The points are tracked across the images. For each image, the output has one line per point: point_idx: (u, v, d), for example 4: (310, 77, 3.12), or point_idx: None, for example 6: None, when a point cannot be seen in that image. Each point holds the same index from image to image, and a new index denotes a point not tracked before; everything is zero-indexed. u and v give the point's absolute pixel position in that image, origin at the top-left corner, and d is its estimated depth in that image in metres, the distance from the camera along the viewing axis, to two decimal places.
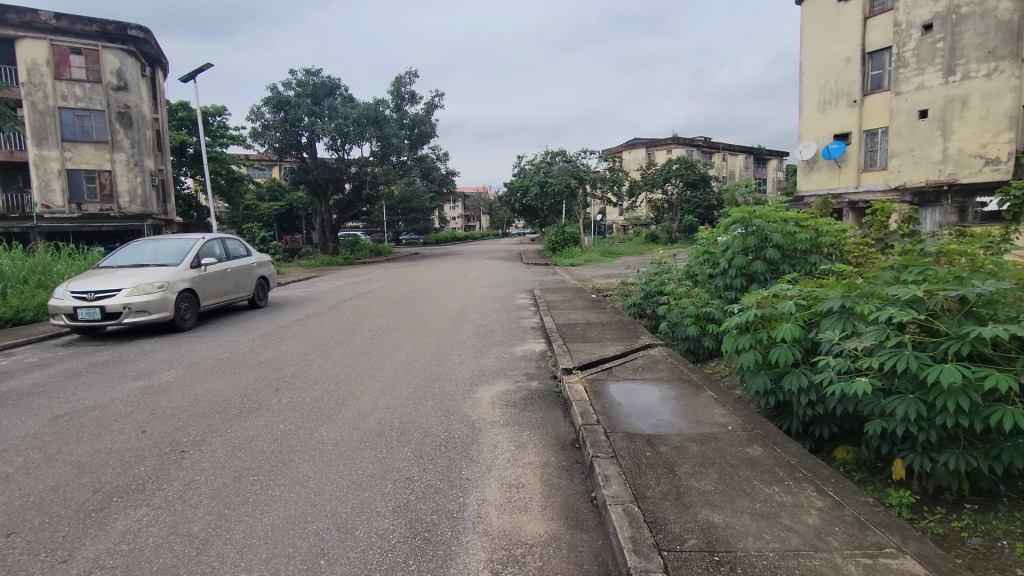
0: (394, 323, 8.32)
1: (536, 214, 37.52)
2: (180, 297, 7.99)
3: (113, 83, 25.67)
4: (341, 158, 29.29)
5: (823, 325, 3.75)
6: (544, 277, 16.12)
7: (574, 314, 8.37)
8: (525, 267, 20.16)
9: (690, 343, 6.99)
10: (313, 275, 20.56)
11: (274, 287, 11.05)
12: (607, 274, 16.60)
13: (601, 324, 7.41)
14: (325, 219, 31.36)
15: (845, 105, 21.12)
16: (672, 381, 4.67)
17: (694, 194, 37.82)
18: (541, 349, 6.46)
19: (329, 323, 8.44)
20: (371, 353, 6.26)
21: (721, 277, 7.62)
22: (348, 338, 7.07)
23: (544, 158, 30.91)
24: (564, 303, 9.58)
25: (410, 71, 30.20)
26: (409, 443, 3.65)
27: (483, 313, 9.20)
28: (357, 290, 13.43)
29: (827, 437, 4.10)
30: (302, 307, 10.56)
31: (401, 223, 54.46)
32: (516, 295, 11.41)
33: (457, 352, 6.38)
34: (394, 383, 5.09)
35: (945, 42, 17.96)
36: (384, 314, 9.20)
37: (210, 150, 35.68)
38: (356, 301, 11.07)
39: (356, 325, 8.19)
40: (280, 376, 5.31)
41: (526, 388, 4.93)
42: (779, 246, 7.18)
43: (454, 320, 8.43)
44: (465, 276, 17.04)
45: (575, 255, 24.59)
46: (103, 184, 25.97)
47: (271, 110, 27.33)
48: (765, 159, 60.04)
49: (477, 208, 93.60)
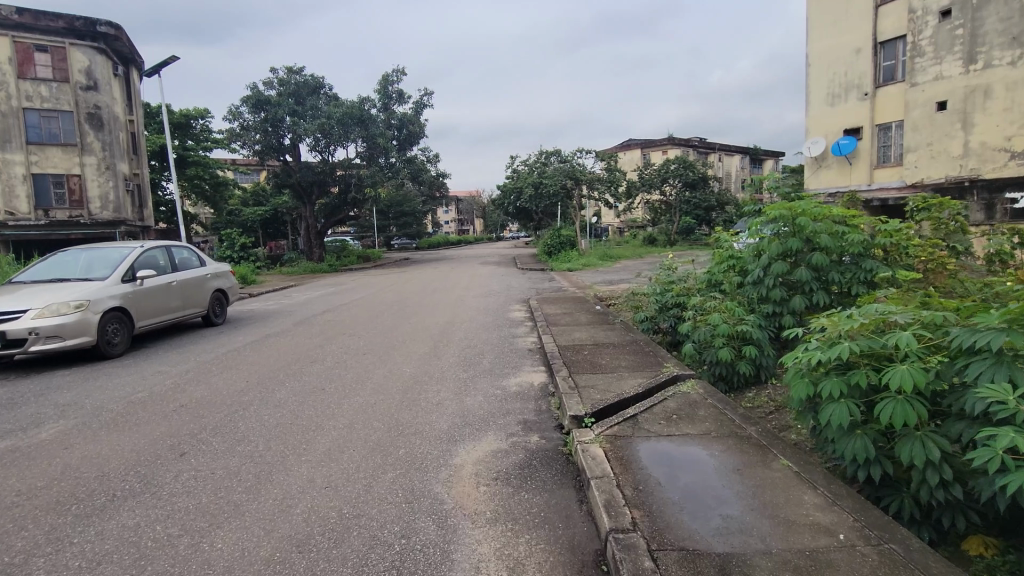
0: (366, 345, 7.02)
1: (530, 218, 36.32)
2: (105, 318, 6.67)
3: (81, 82, 24.35)
4: (326, 160, 27.93)
5: (969, 373, 2.55)
6: (539, 284, 14.87)
7: (579, 331, 7.10)
8: (518, 274, 18.93)
9: (720, 368, 5.74)
10: (293, 284, 19.27)
11: (233, 301, 9.74)
12: (609, 281, 15.34)
13: (614, 346, 6.14)
14: (311, 225, 30.06)
15: (856, 98, 20.00)
16: (724, 438, 3.39)
17: (693, 195, 36.70)
18: (541, 381, 5.19)
19: (289, 345, 7.12)
20: (326, 391, 4.95)
21: (753, 286, 6.39)
22: (305, 369, 5.75)
23: (538, 158, 29.72)
24: (565, 317, 8.33)
25: (397, 69, 29.06)
26: (345, 564, 2.36)
27: (472, 330, 7.92)
28: (335, 302, 12.13)
29: (957, 528, 2.83)
30: (266, 323, 9.26)
31: (392, 228, 53.20)
32: (510, 307, 10.15)
33: (436, 387, 5.08)
34: (346, 439, 3.79)
35: (964, 28, 16.89)
36: (356, 333, 7.89)
37: (192, 154, 34.38)
38: (328, 316, 9.76)
39: (319, 348, 6.88)
40: (196, 430, 3.99)
41: (524, 446, 3.65)
42: (827, 249, 5.94)
43: (436, 341, 7.14)
44: (455, 283, 15.80)
45: (573, 259, 23.36)
46: (71, 190, 24.66)
47: (250, 110, 26.07)
48: (760, 159, 59.25)
49: (470, 212, 92.37)
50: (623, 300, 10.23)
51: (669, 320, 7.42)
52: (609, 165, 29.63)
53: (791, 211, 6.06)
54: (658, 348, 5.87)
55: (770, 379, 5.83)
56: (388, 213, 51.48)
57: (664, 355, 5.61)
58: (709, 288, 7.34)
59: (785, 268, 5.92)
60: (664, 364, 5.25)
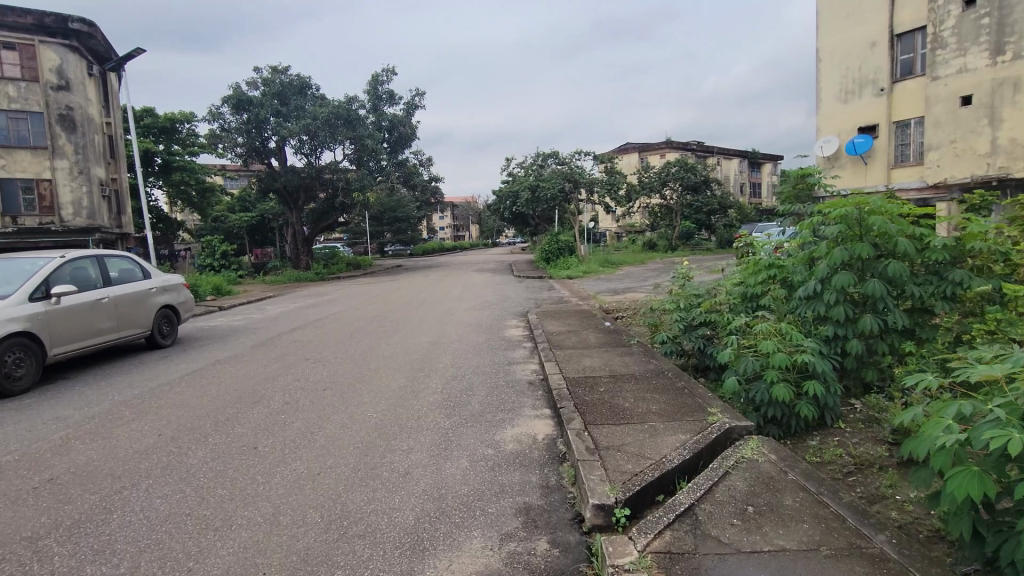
0: (331, 376, 5.73)
1: (526, 223, 35.15)
2: (3, 347, 5.40)
3: (52, 82, 23.11)
4: (312, 163, 26.67)
5: None
6: (537, 294, 13.62)
7: (590, 358, 5.82)
8: (515, 282, 17.69)
9: (772, 410, 4.52)
10: (272, 294, 17.96)
11: (184, 318, 8.45)
12: (614, 291, 14.08)
13: (636, 380, 4.90)
14: (298, 232, 28.73)
15: (870, 94, 18.83)
16: (844, 563, 2.14)
17: (694, 199, 35.65)
18: (547, 434, 3.95)
19: (238, 377, 5.82)
20: (256, 455, 3.66)
21: (804, 301, 5.19)
22: (241, 416, 4.45)
23: (534, 160, 28.60)
24: (571, 337, 7.08)
25: (388, 68, 27.96)
26: None
27: (461, 354, 6.65)
28: (309, 317, 10.85)
29: None
30: (221, 346, 7.95)
31: (386, 234, 51.96)
32: (505, 323, 8.90)
33: (406, 444, 3.80)
34: (256, 555, 2.49)
35: (990, 17, 15.82)
36: (322, 358, 6.59)
37: (177, 159, 33.31)
38: (296, 335, 8.49)
39: (271, 381, 5.61)
40: (40, 533, 2.69)
41: (527, 564, 2.38)
42: (903, 256, 4.74)
43: (416, 371, 5.86)
44: (446, 294, 14.56)
45: (572, 266, 22.16)
46: (41, 195, 23.32)
47: (231, 111, 24.84)
48: (758, 163, 58.56)
49: (466, 218, 91.26)
50: (636, 315, 8.99)
51: (696, 343, 6.19)
52: (609, 169, 28.51)
53: (857, 208, 4.87)
54: (694, 382, 4.64)
55: (837, 423, 4.59)
56: (381, 219, 50.26)
57: (706, 395, 4.34)
58: (744, 304, 6.12)
59: (852, 280, 4.71)
60: (710, 408, 4.02)
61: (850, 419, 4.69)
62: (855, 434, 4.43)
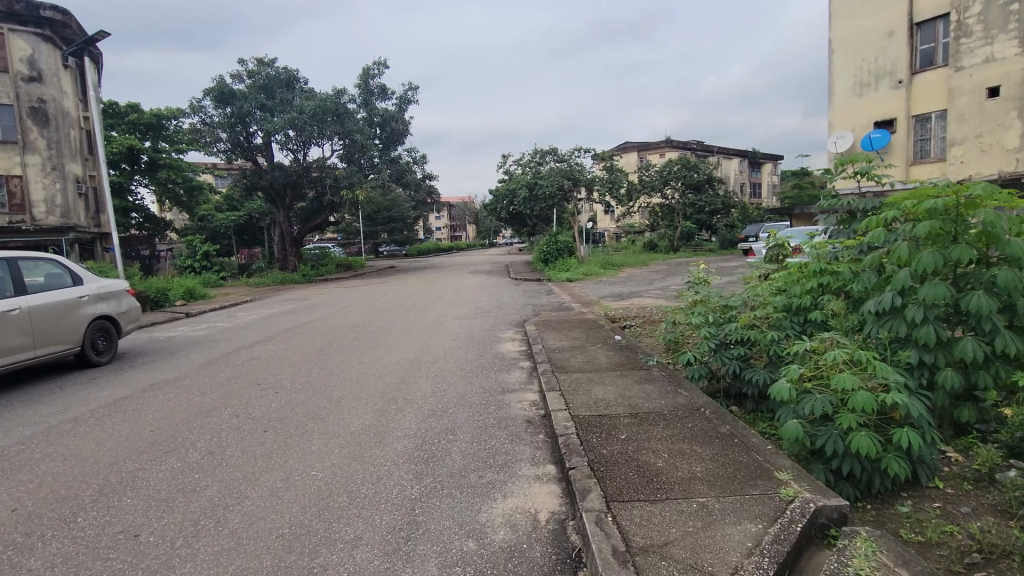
0: (280, 410, 4.60)
1: (523, 223, 34.06)
2: None
3: (23, 73, 21.99)
4: (299, 160, 25.52)
5: None
6: (536, 299, 12.50)
7: (603, 387, 4.69)
8: (511, 285, 16.57)
9: (850, 466, 3.42)
10: (252, 297, 16.77)
11: (128, 330, 7.33)
12: (618, 296, 12.98)
13: (666, 422, 3.78)
14: (285, 231, 27.53)
15: (888, 87, 17.75)
16: None
17: (697, 198, 34.53)
18: (553, 509, 2.86)
19: (165, 411, 4.68)
20: (131, 554, 2.53)
21: (876, 319, 4.09)
22: (140, 477, 3.33)
23: (532, 158, 27.42)
24: (576, 356, 5.94)
25: (379, 61, 26.82)
26: None
27: (447, 377, 5.54)
28: (281, 327, 9.70)
29: None
30: (165, 364, 6.81)
31: (381, 234, 50.80)
32: (499, 336, 7.76)
33: (351, 532, 2.68)
34: None
35: (1020, 3, 14.73)
36: (279, 383, 5.47)
37: (164, 156, 32.19)
38: (258, 350, 7.36)
39: (203, 417, 4.48)
40: None
41: None
42: (1014, 262, 3.64)
43: (387, 402, 4.73)
44: (436, 299, 13.44)
45: (572, 267, 21.04)
46: (12, 193, 22.06)
47: (214, 104, 23.68)
48: (759, 163, 57.56)
49: (462, 217, 90.08)
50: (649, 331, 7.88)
51: (730, 366, 5.06)
52: (609, 167, 27.31)
53: (952, 200, 3.79)
54: (744, 428, 3.52)
55: (932, 482, 3.49)
56: (376, 218, 49.06)
57: (764, 450, 3.23)
58: (789, 319, 5.00)
59: (950, 293, 3.61)
60: (776, 474, 2.91)
61: (947, 474, 3.60)
62: (962, 500, 3.33)
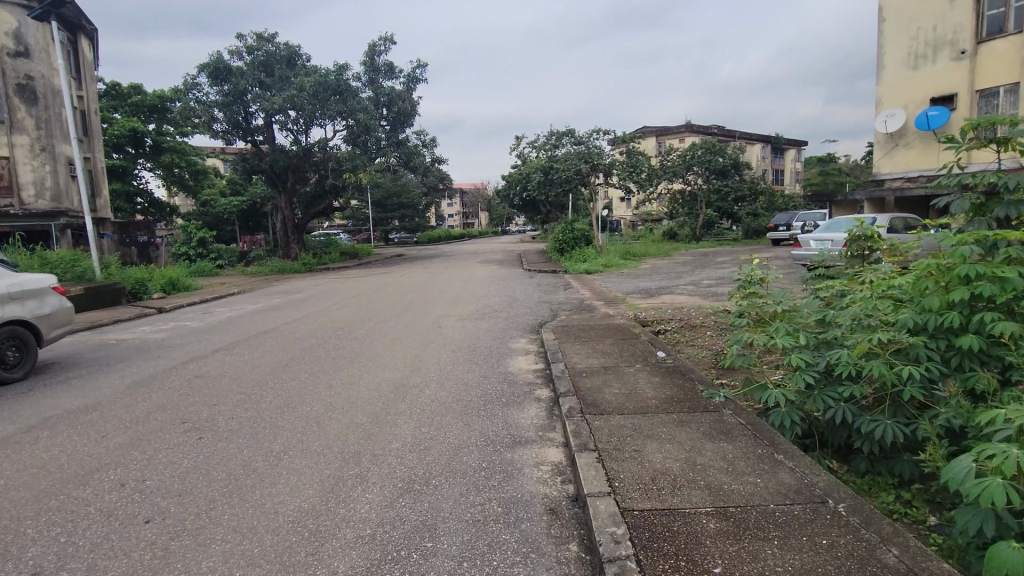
0: (186, 477, 3.16)
1: (538, 210, 32.45)
2: None
3: (9, 47, 20.73)
4: (300, 141, 24.07)
5: None
6: (552, 296, 10.98)
7: (660, 447, 3.20)
8: (524, 278, 15.04)
9: None
10: (242, 288, 15.40)
11: (56, 332, 5.97)
12: (646, 293, 11.39)
13: (781, 533, 2.29)
14: (287, 217, 26.14)
15: (947, 58, 15.94)
16: None
17: (722, 184, 32.50)
18: None
19: (28, 470, 3.28)
20: None
21: None
22: None
23: (549, 140, 25.68)
24: (612, 388, 4.42)
25: (386, 36, 25.23)
26: None
27: (439, 417, 4.06)
28: (254, 329, 8.29)
29: None
30: (90, 382, 5.42)
31: (392, 221, 49.44)
32: (508, 349, 6.27)
33: None
34: None
35: None
36: (209, 423, 4.03)
37: (167, 139, 31.08)
38: (211, 363, 5.95)
39: (69, 491, 3.02)
40: None
41: None
42: None
43: (346, 464, 3.28)
44: (441, 293, 11.99)
45: (590, 258, 19.46)
46: None
47: (209, 81, 22.29)
48: (782, 149, 55.37)
49: (475, 204, 88.38)
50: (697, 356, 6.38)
51: (837, 412, 3.54)
52: (630, 150, 25.46)
53: None
54: (931, 565, 2.04)
55: None
56: (386, 205, 47.61)
57: None
58: (926, 346, 3.46)
59: None
60: None
61: None
62: None
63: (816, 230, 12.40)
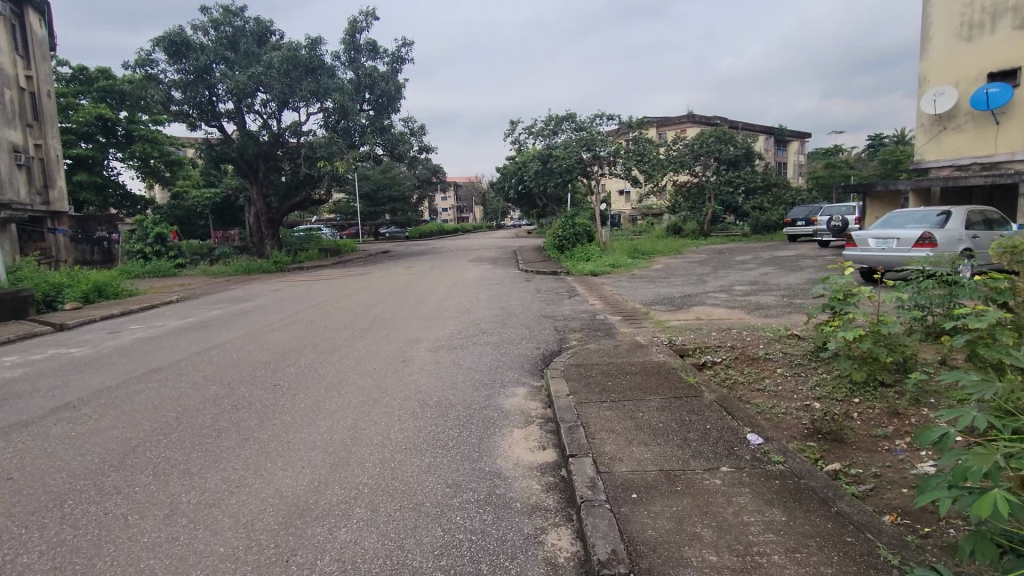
0: None
1: (534, 202, 30.14)
2: None
3: None
4: (272, 127, 21.72)
5: None
6: (554, 310, 8.72)
7: None
8: (520, 283, 12.77)
9: None
10: (190, 293, 13.08)
11: None
12: (671, 304, 9.14)
13: None
14: (259, 210, 23.76)
15: (1009, 26, 13.79)
16: None
17: (734, 175, 30.23)
18: None
19: None
20: None
21: None
22: None
23: (547, 124, 23.20)
24: (702, 550, 2.17)
25: (367, 11, 22.91)
26: None
27: None
28: (152, 363, 5.98)
29: None
30: None
31: (384, 215, 47.04)
32: (494, 413, 4.02)
33: None
34: None
35: None
36: None
37: (139, 127, 28.64)
38: (17, 444, 3.65)
39: None
40: None
41: None
42: None
43: None
44: (419, 303, 9.71)
45: (595, 257, 17.21)
46: None
47: (168, 59, 19.87)
48: (784, 140, 53.33)
49: (469, 198, 85.94)
50: (783, 422, 4.21)
51: None
52: (637, 137, 23.14)
53: None
54: None
55: None
56: (375, 197, 45.10)
57: None
58: None
59: None
60: None
61: None
62: None
63: (874, 227, 10.16)
